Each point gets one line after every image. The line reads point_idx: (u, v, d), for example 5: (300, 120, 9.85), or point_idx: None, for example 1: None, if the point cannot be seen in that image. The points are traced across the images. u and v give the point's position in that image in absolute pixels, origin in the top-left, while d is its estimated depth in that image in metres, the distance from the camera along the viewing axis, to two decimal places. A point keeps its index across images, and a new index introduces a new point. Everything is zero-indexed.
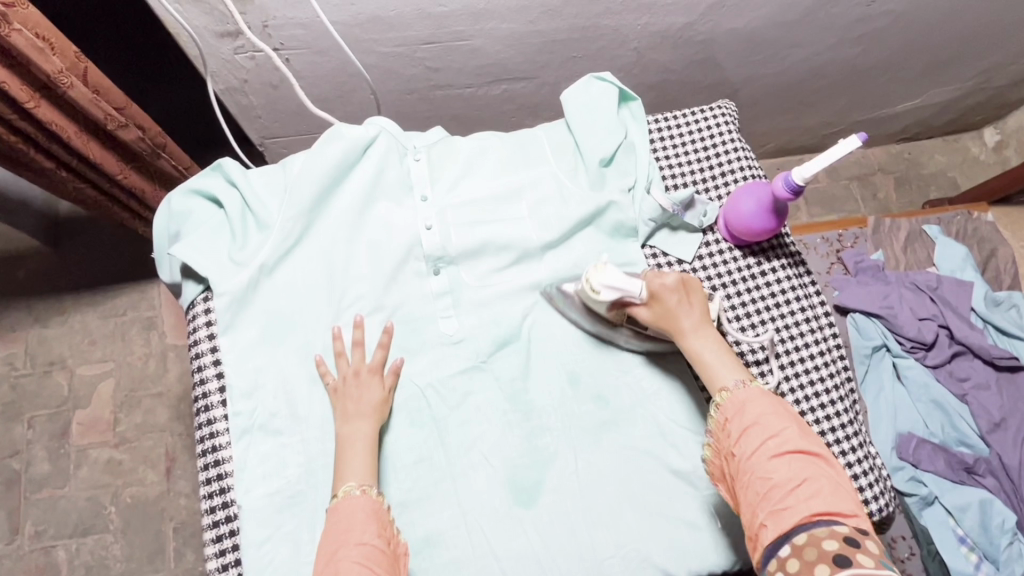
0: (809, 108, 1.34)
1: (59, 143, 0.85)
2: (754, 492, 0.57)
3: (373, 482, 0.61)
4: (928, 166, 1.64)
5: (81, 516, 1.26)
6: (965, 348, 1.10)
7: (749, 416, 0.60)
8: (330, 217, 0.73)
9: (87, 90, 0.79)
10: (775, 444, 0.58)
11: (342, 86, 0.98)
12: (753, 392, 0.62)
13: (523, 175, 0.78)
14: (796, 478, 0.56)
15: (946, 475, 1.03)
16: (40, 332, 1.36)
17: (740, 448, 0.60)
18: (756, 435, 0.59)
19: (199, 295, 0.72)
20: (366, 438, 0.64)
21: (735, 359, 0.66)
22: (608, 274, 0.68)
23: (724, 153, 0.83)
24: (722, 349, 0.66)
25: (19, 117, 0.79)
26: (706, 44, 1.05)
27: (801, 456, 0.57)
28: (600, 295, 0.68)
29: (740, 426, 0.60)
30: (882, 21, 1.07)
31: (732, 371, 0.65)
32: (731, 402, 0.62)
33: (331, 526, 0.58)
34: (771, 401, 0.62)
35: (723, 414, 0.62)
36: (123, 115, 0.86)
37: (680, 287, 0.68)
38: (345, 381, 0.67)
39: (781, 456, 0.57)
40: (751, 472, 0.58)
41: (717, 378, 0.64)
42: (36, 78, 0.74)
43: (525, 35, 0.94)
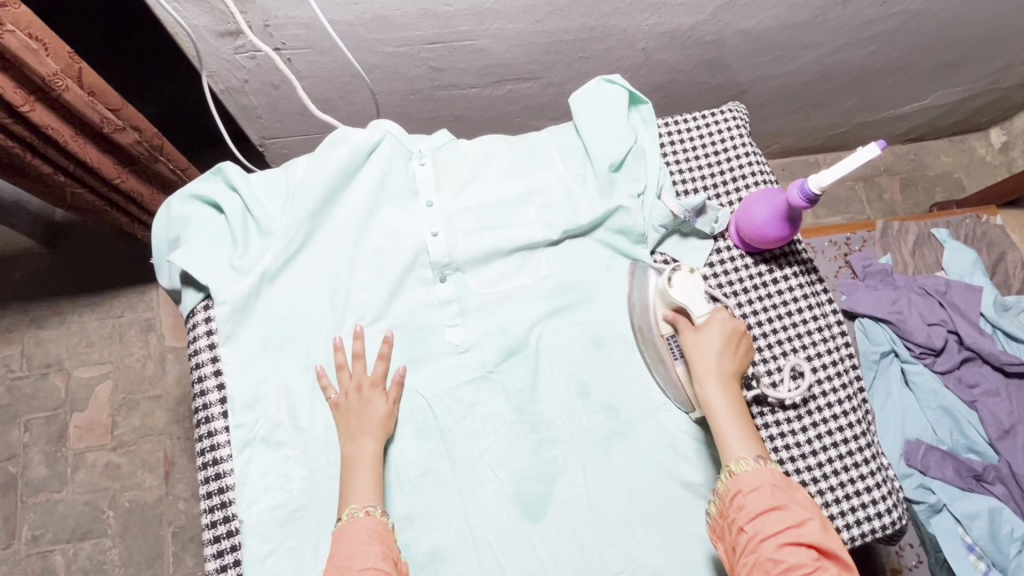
0: (817, 109, 1.32)
1: (55, 147, 0.84)
2: (762, 571, 0.54)
3: (377, 503, 0.60)
4: (934, 167, 1.63)
5: (79, 520, 1.25)
6: (974, 354, 1.08)
7: (769, 496, 0.58)
8: (333, 224, 0.72)
9: (82, 92, 0.77)
10: (794, 531, 0.55)
11: (344, 87, 0.96)
12: (775, 474, 0.59)
13: (532, 180, 0.77)
14: (808, 565, 0.53)
15: (954, 482, 1.01)
16: (36, 333, 1.34)
17: (754, 524, 0.57)
18: (776, 517, 0.56)
19: (200, 303, 0.70)
20: (370, 455, 0.63)
21: (754, 436, 0.63)
22: (689, 279, 0.69)
23: (736, 158, 0.81)
24: (741, 415, 0.64)
25: (11, 120, 0.77)
26: (714, 45, 1.03)
27: (818, 547, 0.55)
28: (673, 289, 0.69)
29: (758, 503, 0.57)
30: (893, 21, 1.05)
31: (747, 442, 0.62)
32: (747, 475, 0.59)
33: (335, 552, 0.56)
34: (791, 487, 0.59)
35: (736, 484, 0.60)
36: (120, 117, 0.84)
37: (729, 331, 0.67)
38: (348, 396, 0.65)
39: (797, 543, 0.55)
40: (761, 551, 0.55)
41: (730, 444, 0.62)
42: (30, 80, 0.72)
43: (532, 36, 0.92)
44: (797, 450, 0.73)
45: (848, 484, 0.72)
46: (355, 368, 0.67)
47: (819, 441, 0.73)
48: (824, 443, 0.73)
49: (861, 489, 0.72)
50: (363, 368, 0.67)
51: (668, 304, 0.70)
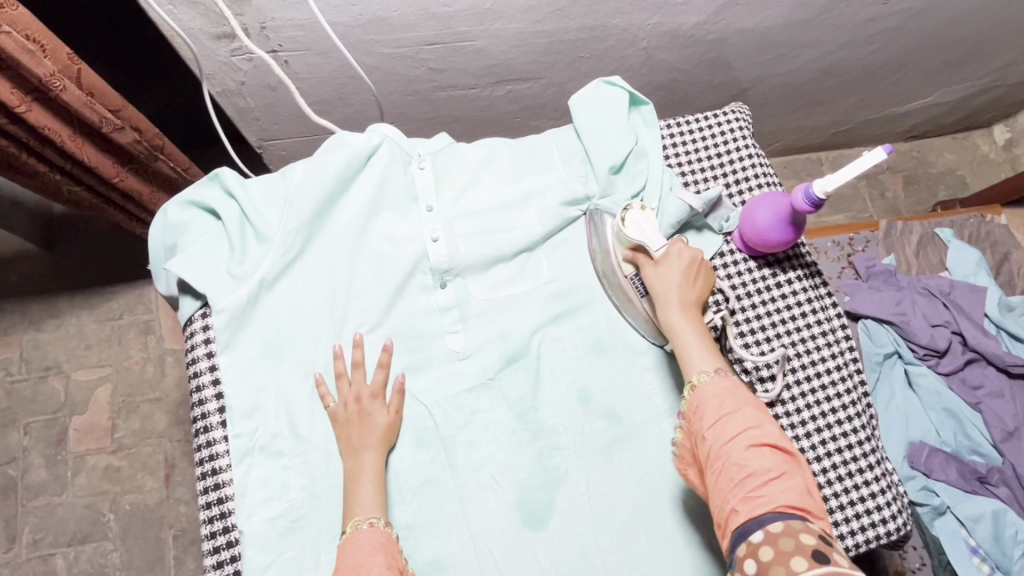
0: (819, 107, 1.31)
1: (52, 146, 0.82)
2: (726, 478, 0.54)
3: (380, 514, 0.60)
4: (937, 164, 1.61)
5: (80, 524, 1.25)
6: (978, 355, 1.08)
7: (729, 404, 0.57)
8: (332, 230, 0.71)
9: (81, 92, 0.76)
10: (754, 435, 0.55)
11: (342, 88, 0.95)
12: (733, 382, 0.59)
13: (533, 183, 0.76)
14: (772, 469, 0.53)
15: (958, 484, 1.01)
16: (34, 336, 1.34)
17: (715, 433, 0.56)
18: (735, 423, 0.56)
19: (197, 311, 0.69)
20: (374, 469, 0.62)
21: (715, 350, 0.62)
22: (641, 217, 0.69)
23: (739, 160, 0.80)
24: (703, 333, 0.63)
25: (8, 121, 0.76)
26: (716, 44, 1.02)
27: (778, 450, 0.54)
28: (626, 228, 0.69)
29: (718, 412, 0.57)
30: (897, 19, 1.04)
31: (709, 357, 0.61)
32: (708, 387, 0.59)
33: (340, 564, 0.55)
34: (750, 394, 0.59)
35: (698, 398, 0.59)
36: (119, 117, 0.83)
37: (688, 257, 0.66)
38: (349, 406, 0.65)
39: (759, 447, 0.54)
40: (725, 458, 0.54)
41: (693, 360, 0.61)
42: (28, 81, 0.72)
43: (531, 36, 0.91)
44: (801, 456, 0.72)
45: (852, 490, 0.71)
46: (353, 377, 0.66)
47: (824, 446, 0.72)
48: (829, 449, 0.72)
49: (866, 495, 0.71)
50: (363, 377, 0.66)
51: (626, 243, 0.70)
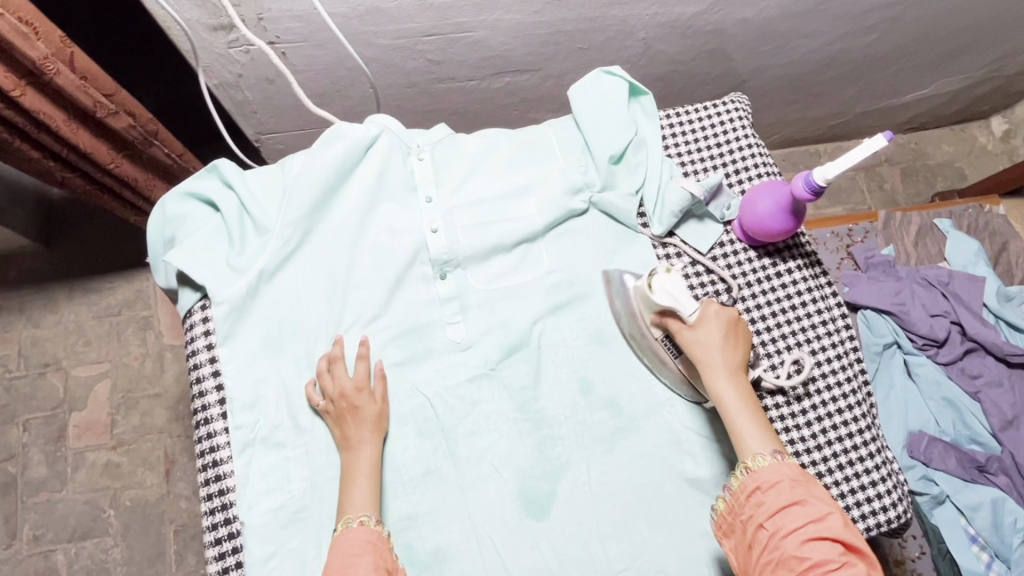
0: (818, 99, 1.31)
1: (47, 132, 0.82)
2: (787, 569, 0.53)
3: (372, 511, 0.60)
4: (935, 156, 1.62)
5: (80, 520, 1.25)
6: (977, 345, 1.08)
7: (787, 492, 0.56)
8: (331, 221, 0.71)
9: (74, 76, 0.75)
10: (816, 526, 0.54)
11: (340, 80, 0.95)
12: (792, 468, 0.58)
13: (532, 172, 0.76)
14: (832, 561, 0.52)
15: (957, 473, 1.01)
16: (33, 332, 1.33)
17: (774, 522, 0.56)
18: (797, 513, 0.55)
19: (197, 302, 0.69)
20: (369, 462, 0.62)
21: (767, 426, 0.61)
22: (668, 280, 0.65)
23: (738, 149, 0.80)
24: (753, 408, 0.62)
25: (3, 105, 0.76)
26: (715, 35, 1.01)
27: (842, 541, 0.54)
28: (654, 293, 0.65)
29: (777, 500, 0.56)
30: (896, 9, 1.03)
31: (763, 437, 0.60)
32: (766, 471, 0.58)
33: (330, 561, 0.56)
34: (807, 478, 0.58)
35: (753, 482, 0.58)
36: (113, 101, 0.83)
37: (727, 322, 0.65)
38: (336, 403, 0.64)
39: (820, 538, 0.54)
40: (784, 548, 0.54)
41: (747, 440, 0.60)
42: (21, 64, 0.71)
43: (530, 27, 0.91)
44: (802, 445, 0.72)
45: (853, 478, 0.71)
46: (336, 372, 0.65)
47: (825, 435, 0.72)
48: (829, 437, 0.72)
49: (866, 483, 0.71)
50: (346, 372, 0.65)
51: (652, 308, 0.67)
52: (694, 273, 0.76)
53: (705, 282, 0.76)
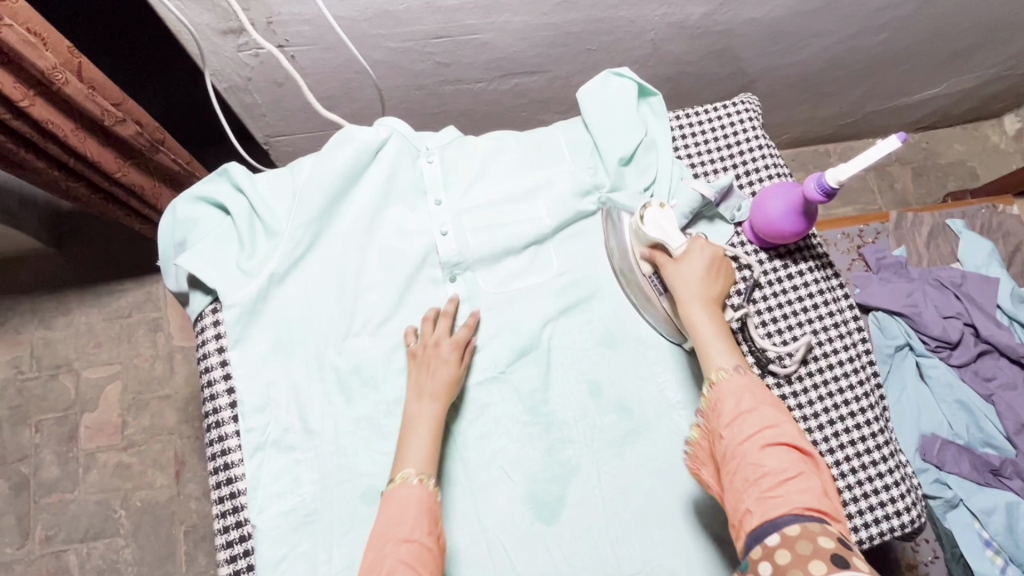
0: (828, 98, 1.30)
1: (54, 141, 0.82)
2: (742, 478, 0.53)
3: (430, 472, 0.59)
4: (946, 156, 1.60)
5: (92, 520, 1.26)
6: (991, 347, 1.07)
7: (746, 402, 0.56)
8: (341, 224, 0.71)
9: (82, 85, 0.76)
10: (771, 434, 0.54)
11: (349, 83, 0.95)
12: (752, 381, 0.58)
13: (541, 174, 0.76)
14: (789, 470, 0.52)
15: (970, 477, 1.00)
16: (44, 334, 1.34)
17: (733, 432, 0.55)
18: (753, 422, 0.54)
19: (208, 306, 0.69)
20: (430, 421, 0.62)
21: (734, 344, 0.61)
22: (661, 215, 0.68)
23: (749, 150, 0.79)
24: (723, 328, 0.61)
25: (12, 115, 0.76)
26: (724, 35, 1.01)
27: (796, 450, 0.53)
28: (645, 226, 0.68)
29: (736, 409, 0.56)
30: (907, 8, 1.02)
31: (730, 354, 0.60)
32: (727, 383, 0.57)
33: (381, 518, 0.56)
34: (767, 394, 0.57)
35: (716, 395, 0.57)
36: (120, 110, 0.84)
37: (711, 255, 0.65)
38: (426, 347, 0.66)
39: (776, 446, 0.53)
40: (741, 457, 0.53)
41: (713, 355, 0.60)
42: (30, 75, 0.72)
43: (538, 28, 0.90)
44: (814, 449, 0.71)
45: (865, 482, 0.71)
46: (439, 325, 0.68)
47: (837, 438, 0.72)
48: (842, 441, 0.72)
49: (879, 487, 0.71)
50: (447, 327, 0.68)
51: (644, 241, 0.69)
52: None
53: None
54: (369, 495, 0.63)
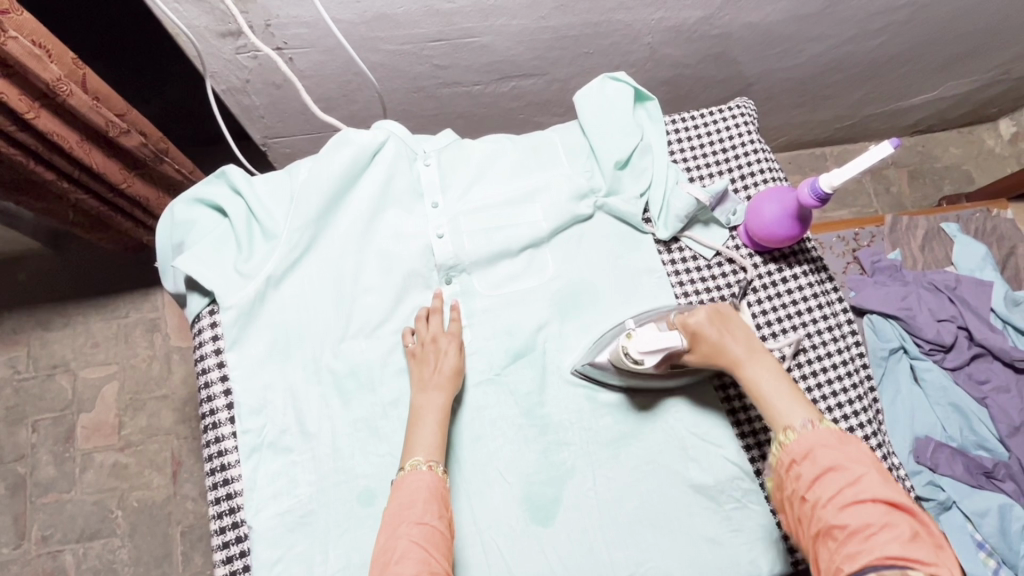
0: (824, 102, 1.31)
1: (60, 152, 0.83)
2: (829, 538, 0.52)
3: (439, 458, 0.60)
4: (942, 159, 1.61)
5: (88, 520, 1.26)
6: (984, 350, 1.08)
7: (823, 459, 0.56)
8: (339, 227, 0.71)
9: (87, 96, 0.76)
10: (852, 490, 0.53)
11: (347, 85, 0.95)
12: (827, 434, 0.57)
13: (537, 178, 0.76)
14: (874, 523, 0.51)
15: (963, 479, 1.01)
16: (41, 334, 1.34)
17: (812, 494, 0.55)
18: (832, 480, 0.54)
19: (205, 308, 0.69)
20: (437, 409, 0.63)
21: (796, 393, 0.61)
22: (643, 342, 0.64)
23: (744, 154, 0.80)
24: (782, 382, 0.62)
25: (16, 126, 0.76)
26: (721, 39, 1.01)
27: (883, 502, 0.52)
28: (645, 362, 0.64)
29: (813, 469, 0.56)
30: (902, 13, 1.03)
31: (796, 407, 0.60)
32: (798, 442, 0.57)
33: (393, 500, 0.57)
34: (847, 443, 0.57)
35: (789, 455, 0.58)
36: (124, 121, 0.84)
37: (711, 310, 0.66)
38: (422, 343, 0.67)
39: (859, 501, 0.53)
40: (825, 518, 0.53)
41: (779, 414, 0.60)
42: (35, 86, 0.72)
43: (535, 32, 0.91)
44: None
45: None
46: (432, 321, 0.68)
47: None
48: None
49: None
50: (440, 322, 0.68)
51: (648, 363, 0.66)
52: (699, 279, 0.76)
53: (710, 286, 0.76)
54: (364, 496, 0.64)
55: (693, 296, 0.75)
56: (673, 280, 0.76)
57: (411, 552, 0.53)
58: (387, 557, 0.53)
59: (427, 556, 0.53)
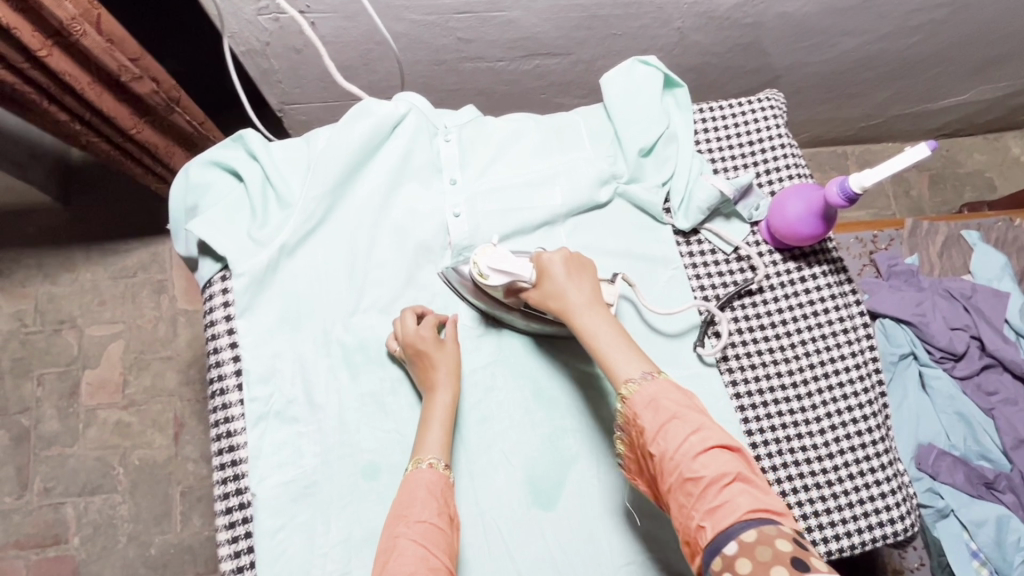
0: (851, 99, 1.28)
1: (72, 95, 0.82)
2: (685, 493, 0.51)
3: (440, 456, 0.60)
4: (965, 165, 1.58)
5: (90, 475, 1.27)
6: (995, 361, 1.07)
7: (665, 408, 0.54)
8: (355, 199, 0.70)
9: (100, 38, 0.76)
10: (699, 438, 0.52)
11: (368, 54, 0.93)
12: (663, 383, 0.56)
13: (558, 161, 0.75)
14: (725, 473, 0.50)
15: (963, 488, 1.01)
16: (49, 288, 1.35)
17: (660, 446, 0.53)
18: (676, 429, 0.53)
19: (217, 273, 0.68)
20: (444, 407, 0.63)
21: (630, 345, 0.59)
22: (494, 255, 0.65)
23: (771, 148, 0.78)
24: (618, 333, 0.60)
25: (30, 66, 0.75)
26: (753, 28, 0.99)
27: (725, 447, 0.52)
28: (489, 279, 0.65)
29: (657, 420, 0.54)
30: (942, 11, 1.00)
31: (631, 359, 0.58)
32: (640, 394, 0.55)
33: (397, 500, 0.57)
34: (682, 392, 0.56)
35: (632, 410, 0.55)
36: (137, 66, 0.83)
37: (565, 258, 0.64)
38: (415, 351, 0.64)
39: (708, 451, 0.51)
40: (677, 471, 0.51)
41: (618, 368, 0.57)
42: (48, 24, 0.71)
43: (564, 9, 0.89)
44: (813, 453, 0.71)
45: (862, 489, 0.70)
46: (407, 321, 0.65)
47: (837, 442, 0.71)
48: (843, 445, 0.71)
49: (875, 495, 0.70)
50: (415, 320, 0.66)
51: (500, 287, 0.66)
52: (715, 271, 0.75)
53: (727, 281, 0.75)
54: (369, 471, 0.64)
55: (709, 290, 0.75)
56: (690, 272, 0.75)
57: (409, 549, 0.53)
58: (387, 553, 0.53)
59: (425, 553, 0.53)
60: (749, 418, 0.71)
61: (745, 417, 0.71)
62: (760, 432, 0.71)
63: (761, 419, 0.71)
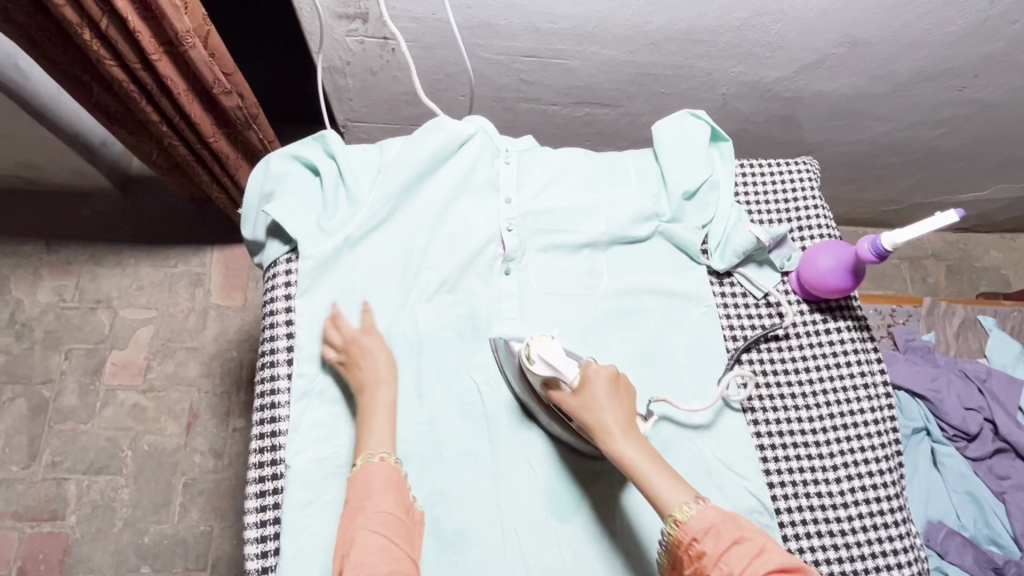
0: (876, 182, 1.35)
1: (168, 98, 0.90)
2: None
3: (390, 449, 0.61)
4: (982, 260, 1.63)
5: (98, 454, 1.28)
6: (1007, 446, 1.08)
7: (724, 533, 0.55)
8: (417, 204, 0.76)
9: (205, 53, 0.83)
10: (761, 561, 0.53)
11: (437, 84, 1.01)
12: (713, 506, 0.57)
13: (606, 194, 0.81)
14: None
15: (972, 571, 1.00)
16: (93, 268, 1.40)
17: (723, 570, 0.54)
18: (739, 552, 0.54)
19: (283, 255, 0.73)
20: (388, 400, 0.64)
21: (672, 471, 0.60)
22: (547, 345, 0.66)
23: (804, 207, 0.83)
24: (654, 457, 0.60)
25: (140, 67, 0.83)
26: (791, 102, 1.06)
27: (788, 569, 0.53)
28: (534, 363, 0.65)
29: (716, 545, 0.55)
30: (968, 108, 1.07)
31: (675, 485, 0.58)
32: (695, 519, 0.56)
33: (352, 492, 0.58)
34: (730, 512, 0.57)
35: (687, 534, 0.56)
36: (229, 82, 0.91)
37: (609, 376, 0.64)
38: (348, 349, 0.66)
39: (772, 573, 0.52)
40: None
41: (664, 494, 0.58)
42: (165, 32, 0.78)
43: (621, 64, 0.97)
44: (828, 501, 0.71)
45: (875, 543, 0.70)
46: (341, 326, 0.68)
47: (853, 493, 0.72)
48: (857, 496, 0.72)
49: (887, 551, 0.70)
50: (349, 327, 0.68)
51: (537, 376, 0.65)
52: (744, 313, 0.79)
53: (754, 324, 0.79)
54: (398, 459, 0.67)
55: (737, 330, 0.78)
56: (720, 310, 0.79)
57: (371, 541, 0.54)
58: (347, 547, 0.55)
59: (388, 544, 0.55)
60: (767, 458, 0.73)
61: (764, 457, 0.73)
62: (778, 472, 0.72)
63: (779, 462, 0.73)
